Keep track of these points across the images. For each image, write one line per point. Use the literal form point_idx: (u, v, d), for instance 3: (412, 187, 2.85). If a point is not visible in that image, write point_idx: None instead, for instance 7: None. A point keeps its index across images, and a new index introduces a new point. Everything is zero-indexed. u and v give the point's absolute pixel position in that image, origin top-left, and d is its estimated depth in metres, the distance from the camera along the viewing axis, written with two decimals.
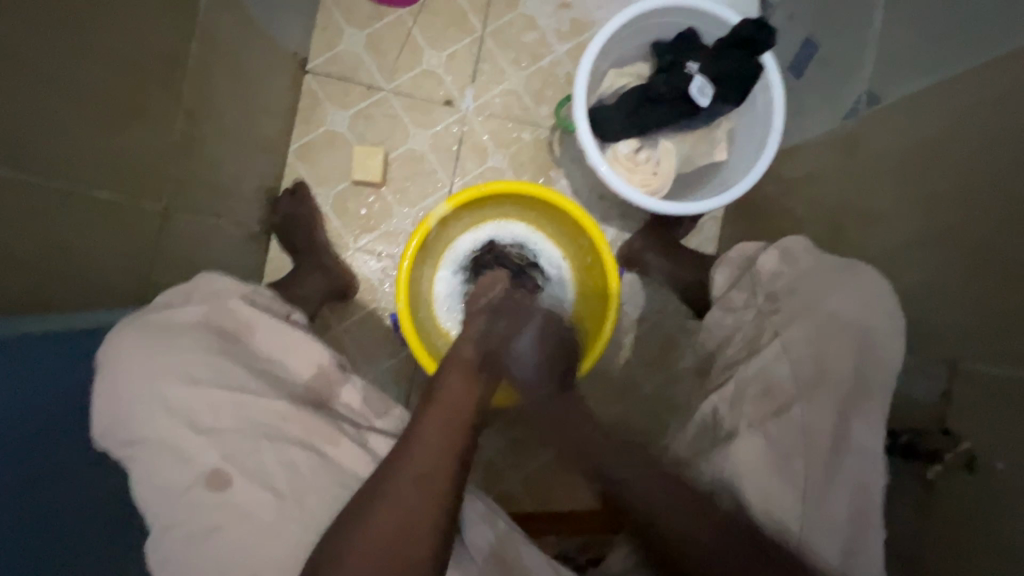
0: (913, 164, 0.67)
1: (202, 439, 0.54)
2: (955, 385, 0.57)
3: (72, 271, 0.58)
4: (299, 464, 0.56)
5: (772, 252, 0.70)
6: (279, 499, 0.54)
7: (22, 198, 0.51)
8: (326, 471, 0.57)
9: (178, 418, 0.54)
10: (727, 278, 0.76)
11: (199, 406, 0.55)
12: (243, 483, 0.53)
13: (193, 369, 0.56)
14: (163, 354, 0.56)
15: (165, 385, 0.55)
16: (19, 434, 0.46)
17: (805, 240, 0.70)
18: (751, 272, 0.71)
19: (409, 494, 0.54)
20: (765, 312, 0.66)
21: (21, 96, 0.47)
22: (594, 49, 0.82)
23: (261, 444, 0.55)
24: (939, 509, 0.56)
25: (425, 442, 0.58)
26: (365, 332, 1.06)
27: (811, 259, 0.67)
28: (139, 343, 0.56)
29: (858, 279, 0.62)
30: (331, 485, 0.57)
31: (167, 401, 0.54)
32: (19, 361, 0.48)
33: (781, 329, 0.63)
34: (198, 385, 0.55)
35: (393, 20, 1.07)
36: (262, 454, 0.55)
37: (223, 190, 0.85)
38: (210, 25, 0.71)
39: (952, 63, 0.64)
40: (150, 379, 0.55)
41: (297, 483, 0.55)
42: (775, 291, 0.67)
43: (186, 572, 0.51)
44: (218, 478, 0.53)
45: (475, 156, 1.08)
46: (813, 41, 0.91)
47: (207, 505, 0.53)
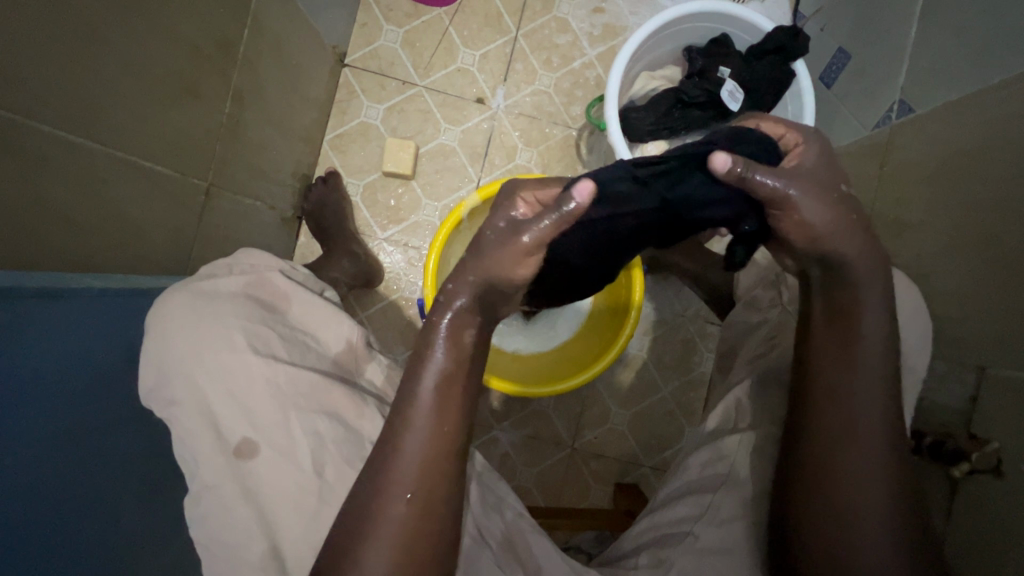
0: (944, 172, 0.67)
1: (242, 403, 0.57)
2: (982, 391, 0.57)
3: (122, 239, 0.62)
4: (325, 435, 0.57)
5: None
6: (304, 469, 0.56)
7: (85, 164, 0.54)
8: (350, 444, 0.58)
9: (218, 382, 0.56)
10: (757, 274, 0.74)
11: (238, 370, 0.57)
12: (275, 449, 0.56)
13: (234, 336, 0.58)
14: (208, 319, 0.58)
15: (209, 348, 0.57)
16: (64, 386, 0.49)
17: None
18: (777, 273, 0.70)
19: (401, 518, 0.46)
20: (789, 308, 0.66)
21: (91, 70, 0.51)
22: (628, 50, 0.83)
23: (290, 413, 0.57)
24: (962, 515, 0.56)
25: (407, 455, 0.48)
26: (388, 321, 1.08)
27: None
28: (185, 309, 0.59)
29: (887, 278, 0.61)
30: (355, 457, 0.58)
31: (208, 365, 0.57)
32: (74, 315, 0.52)
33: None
34: (238, 352, 0.57)
35: (430, 19, 1.10)
36: (289, 423, 0.57)
37: (263, 174, 0.88)
38: (262, 13, 0.74)
39: (985, 73, 0.64)
40: (194, 343, 0.57)
41: (322, 454, 0.57)
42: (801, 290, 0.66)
43: (221, 531, 0.54)
44: (249, 444, 0.56)
45: (503, 153, 1.10)
46: (845, 51, 0.92)
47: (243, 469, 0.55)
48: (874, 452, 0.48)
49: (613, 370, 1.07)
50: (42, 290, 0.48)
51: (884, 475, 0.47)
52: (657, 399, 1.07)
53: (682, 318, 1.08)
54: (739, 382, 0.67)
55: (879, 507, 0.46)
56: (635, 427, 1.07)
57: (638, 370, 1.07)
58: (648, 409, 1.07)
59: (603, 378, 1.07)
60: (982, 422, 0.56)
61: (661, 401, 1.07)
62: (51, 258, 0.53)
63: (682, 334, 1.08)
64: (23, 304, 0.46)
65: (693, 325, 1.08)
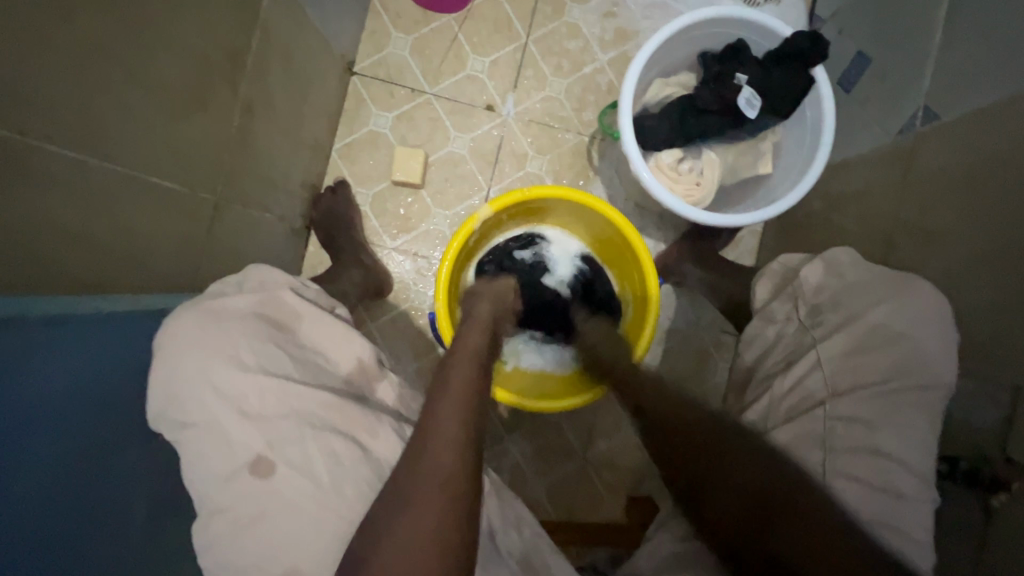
0: (975, 182, 0.64)
1: (248, 425, 0.55)
2: (1017, 411, 0.55)
3: (128, 257, 0.60)
4: (341, 454, 0.57)
5: (817, 264, 0.69)
6: (319, 490, 0.55)
7: (92, 182, 0.53)
8: (365, 464, 0.58)
9: (227, 402, 0.55)
10: (768, 288, 0.75)
11: (248, 391, 0.55)
12: (284, 472, 0.55)
13: (245, 356, 0.57)
14: (217, 336, 0.57)
15: (215, 367, 0.55)
16: (68, 413, 0.47)
17: (852, 252, 0.69)
18: (793, 286, 0.70)
19: (416, 521, 0.46)
20: (808, 324, 0.66)
21: (96, 84, 0.50)
22: (642, 58, 0.82)
23: (307, 433, 0.56)
24: (997, 540, 0.54)
25: (423, 457, 0.50)
26: (398, 331, 1.06)
27: (858, 270, 0.67)
28: (196, 324, 0.57)
29: (907, 289, 0.62)
30: (370, 480, 0.57)
31: (219, 387, 0.55)
32: (77, 340, 0.51)
33: (821, 342, 0.63)
34: (250, 371, 0.56)
35: (439, 26, 1.08)
36: (305, 443, 0.56)
37: (272, 185, 0.87)
38: (270, 24, 0.73)
39: (1020, 78, 0.61)
40: (204, 361, 0.55)
41: (340, 474, 0.56)
42: (819, 304, 0.67)
43: (230, 555, 0.53)
44: (264, 464, 0.54)
45: (514, 161, 1.09)
46: (865, 56, 0.90)
47: (251, 493, 0.54)
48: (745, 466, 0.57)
49: None
50: (50, 317, 0.48)
51: (767, 478, 0.55)
52: None
53: (696, 328, 1.06)
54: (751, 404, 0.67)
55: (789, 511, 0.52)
56: None
57: None
58: None
59: None
60: (1018, 443, 0.53)
61: None
62: (54, 282, 0.52)
63: (697, 344, 1.06)
64: (26, 329, 0.46)
65: (708, 335, 1.06)
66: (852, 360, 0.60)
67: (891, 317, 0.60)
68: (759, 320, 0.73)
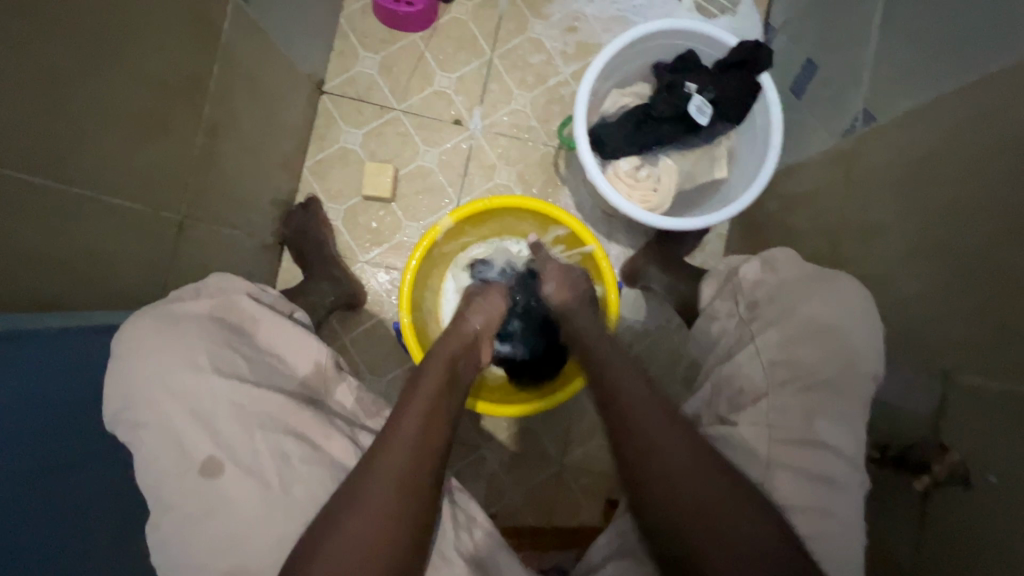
0: (910, 180, 0.67)
1: (199, 426, 0.56)
2: (948, 399, 0.56)
3: (89, 276, 0.62)
4: (291, 454, 0.58)
5: (755, 262, 0.73)
6: (271, 487, 0.56)
7: (56, 205, 0.55)
8: (318, 462, 0.59)
9: (181, 402, 0.57)
10: (713, 289, 0.79)
11: (199, 393, 0.57)
12: (232, 471, 0.55)
13: (198, 358, 0.58)
14: (171, 340, 0.59)
15: (171, 370, 0.57)
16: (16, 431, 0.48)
17: (790, 252, 0.73)
18: (733, 282, 0.75)
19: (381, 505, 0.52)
20: (745, 320, 0.70)
21: (59, 111, 0.52)
22: (595, 70, 0.84)
23: (256, 432, 0.57)
24: (933, 526, 0.55)
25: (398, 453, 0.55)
26: (371, 342, 1.08)
27: (791, 268, 0.70)
28: (153, 329, 0.59)
29: (834, 285, 0.66)
30: (320, 476, 0.58)
31: (172, 388, 0.57)
32: (27, 359, 0.52)
33: (758, 334, 0.66)
34: (202, 372, 0.58)
35: (406, 44, 1.12)
36: (255, 442, 0.57)
37: (240, 203, 0.89)
38: (232, 49, 0.76)
39: (946, 81, 0.64)
40: (158, 364, 0.57)
41: (288, 473, 0.57)
42: (755, 300, 0.70)
43: (180, 558, 0.54)
44: (212, 464, 0.55)
45: (482, 173, 1.11)
46: (812, 63, 0.93)
47: (200, 491, 0.55)
48: (688, 462, 0.57)
49: None
50: (1, 330, 0.50)
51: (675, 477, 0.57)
52: None
53: (665, 330, 1.08)
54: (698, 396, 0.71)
55: (706, 491, 0.56)
56: None
57: None
58: None
59: (588, 392, 1.07)
60: (949, 429, 0.55)
61: None
62: (11, 301, 0.53)
63: (665, 346, 1.08)
64: None
65: (677, 337, 1.08)
66: (795, 354, 0.63)
67: (820, 312, 0.64)
68: (705, 319, 0.77)
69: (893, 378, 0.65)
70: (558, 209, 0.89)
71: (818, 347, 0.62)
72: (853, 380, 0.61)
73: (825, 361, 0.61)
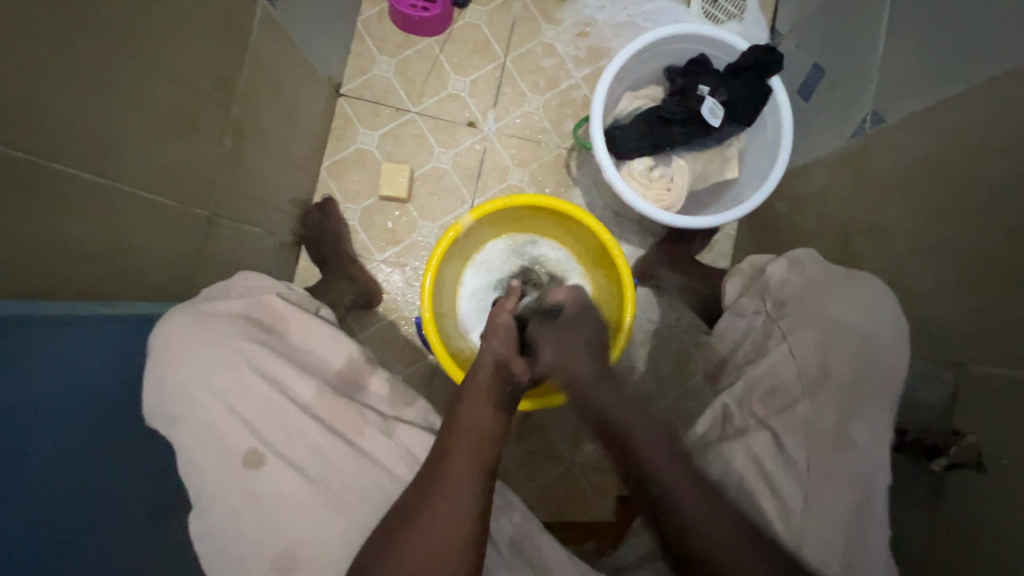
0: (917, 179, 0.69)
1: (240, 423, 0.58)
2: (960, 387, 0.58)
3: (123, 268, 0.64)
4: (331, 447, 0.60)
5: (782, 263, 0.76)
6: (313, 480, 0.58)
7: (94, 198, 0.57)
8: (357, 454, 0.61)
9: (225, 399, 0.58)
10: (738, 286, 0.84)
11: (241, 391, 0.59)
12: (276, 464, 0.58)
13: (238, 356, 0.60)
14: (212, 342, 0.60)
15: (213, 369, 0.59)
16: (61, 417, 0.50)
17: (813, 252, 0.76)
18: (761, 282, 0.78)
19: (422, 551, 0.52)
20: (774, 317, 0.73)
21: (95, 107, 0.54)
22: (610, 73, 0.87)
23: (295, 429, 0.60)
24: (947, 512, 0.57)
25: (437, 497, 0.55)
26: (387, 341, 1.09)
27: (817, 269, 0.73)
28: (194, 330, 0.60)
29: (857, 284, 0.68)
30: (358, 468, 0.61)
31: (213, 386, 0.58)
32: (71, 347, 0.54)
33: (789, 333, 0.69)
34: (241, 372, 0.60)
35: (421, 48, 1.14)
36: (296, 436, 0.60)
37: (262, 202, 0.91)
38: (258, 51, 0.78)
39: (951, 83, 0.67)
40: (198, 363, 0.59)
41: (326, 468, 0.59)
42: (783, 299, 0.73)
43: (225, 546, 0.55)
44: (255, 457, 0.58)
45: (495, 174, 1.13)
46: (819, 67, 0.96)
47: (244, 483, 0.57)
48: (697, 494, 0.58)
49: None
50: (60, 314, 0.53)
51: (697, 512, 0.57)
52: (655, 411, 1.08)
53: (675, 329, 1.10)
54: (726, 389, 0.75)
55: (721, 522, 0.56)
56: None
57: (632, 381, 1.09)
58: None
59: None
60: (962, 418, 0.57)
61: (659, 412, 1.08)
62: (55, 290, 0.56)
63: (676, 344, 1.10)
64: (31, 330, 0.50)
65: (687, 335, 1.10)
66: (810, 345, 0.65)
67: (834, 307, 0.67)
68: (731, 316, 0.82)
69: (904, 370, 0.67)
70: (575, 206, 0.90)
71: (834, 338, 0.64)
72: (870, 376, 0.62)
73: (840, 352, 0.63)
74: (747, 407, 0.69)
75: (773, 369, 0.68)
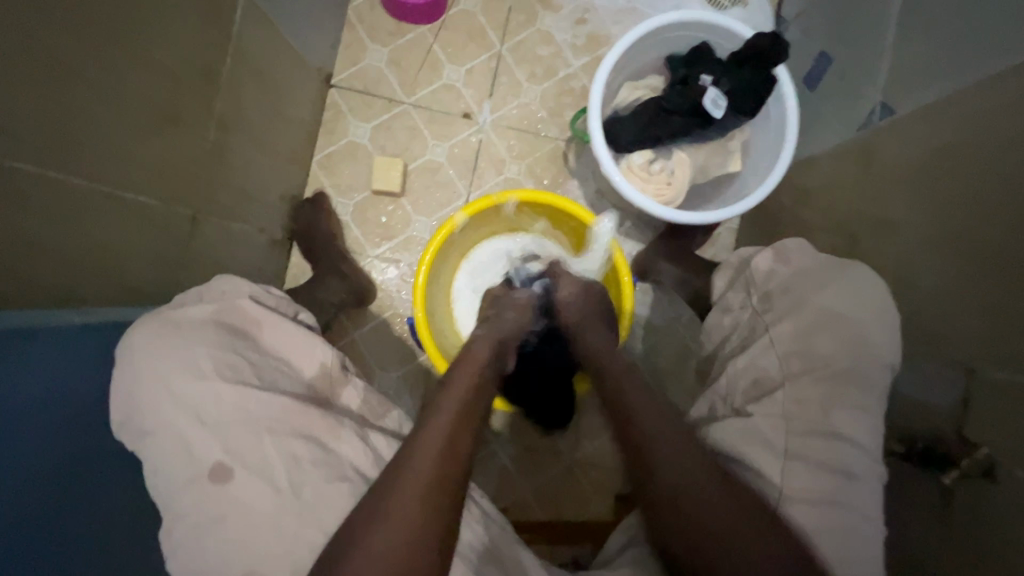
0: (927, 173, 0.67)
1: (205, 433, 0.56)
2: (971, 393, 0.56)
3: (104, 271, 0.61)
4: (302, 457, 0.58)
5: (766, 253, 0.74)
6: (281, 491, 0.55)
7: (72, 202, 0.55)
8: (327, 465, 0.58)
9: (188, 408, 0.56)
10: (726, 281, 0.81)
11: (205, 399, 0.57)
12: (242, 476, 0.55)
13: (202, 364, 0.58)
14: (177, 348, 0.58)
15: (175, 377, 0.57)
16: (28, 431, 0.48)
17: (802, 242, 0.73)
18: (745, 274, 0.76)
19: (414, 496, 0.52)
20: (758, 310, 0.71)
21: (72, 105, 0.51)
22: (609, 62, 0.83)
23: (263, 438, 0.57)
24: (956, 520, 0.55)
25: (427, 453, 0.56)
26: (381, 338, 1.07)
27: (804, 259, 0.71)
28: (155, 337, 0.59)
29: (847, 274, 0.66)
30: (330, 476, 0.58)
31: (178, 397, 0.56)
32: (43, 357, 0.52)
33: (774, 326, 0.67)
34: (206, 379, 0.57)
35: (414, 37, 1.10)
36: (264, 446, 0.57)
37: (251, 198, 0.89)
38: (242, 40, 0.74)
39: (967, 73, 0.64)
40: (161, 372, 0.57)
41: (296, 474, 0.57)
42: (767, 291, 0.71)
43: (194, 562, 0.53)
44: (222, 470, 0.55)
45: (491, 167, 1.10)
46: (826, 55, 0.93)
47: (209, 498, 0.54)
48: (695, 468, 0.58)
49: None
50: (20, 326, 0.50)
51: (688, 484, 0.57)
52: None
53: (675, 325, 1.08)
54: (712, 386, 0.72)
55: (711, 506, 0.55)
56: None
57: None
58: None
59: None
60: (973, 425, 0.55)
61: None
62: (31, 297, 0.53)
63: (676, 340, 1.08)
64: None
65: (687, 331, 1.08)
66: (815, 346, 0.62)
67: (837, 302, 0.64)
68: (718, 312, 0.79)
69: (911, 371, 0.65)
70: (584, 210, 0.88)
71: (837, 339, 0.62)
72: (877, 378, 0.60)
73: (846, 356, 0.61)
74: (733, 400, 0.67)
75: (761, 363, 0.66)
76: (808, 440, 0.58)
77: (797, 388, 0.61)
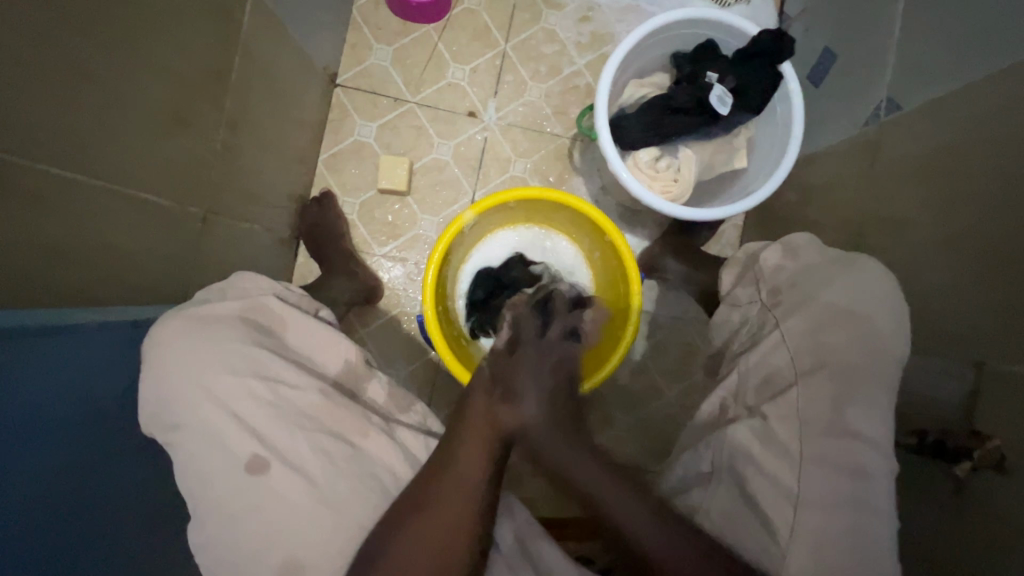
0: (935, 168, 0.67)
1: (240, 425, 0.56)
2: (982, 385, 0.57)
3: (120, 271, 0.62)
4: (332, 451, 0.58)
5: (776, 248, 0.75)
6: (313, 486, 0.56)
7: (87, 200, 0.55)
8: (358, 462, 0.59)
9: (221, 403, 0.57)
10: (733, 277, 0.82)
11: (238, 394, 0.57)
12: (280, 470, 0.56)
13: (234, 361, 0.59)
14: (208, 344, 0.59)
15: (206, 372, 0.57)
16: (56, 428, 0.49)
17: (811, 237, 0.74)
18: (755, 269, 0.77)
19: (445, 517, 0.55)
20: (769, 305, 0.72)
21: (85, 105, 0.52)
22: (615, 59, 0.84)
23: (298, 433, 0.58)
24: (969, 511, 0.56)
25: (461, 461, 0.59)
26: (389, 337, 1.08)
27: (811, 253, 0.72)
28: (186, 333, 0.59)
29: (855, 266, 0.67)
30: (362, 472, 0.59)
31: (211, 392, 0.57)
32: (71, 355, 0.52)
33: (782, 321, 0.68)
34: (241, 376, 0.58)
35: (419, 36, 1.11)
36: (297, 440, 0.57)
37: (259, 197, 0.89)
38: (251, 40, 0.75)
39: (974, 68, 0.64)
40: (194, 367, 0.57)
41: (331, 469, 0.57)
42: (777, 285, 0.72)
43: (224, 556, 0.54)
44: (258, 464, 0.55)
45: (497, 165, 1.11)
46: (831, 51, 0.93)
47: (241, 490, 0.55)
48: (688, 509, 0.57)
49: (618, 375, 1.07)
50: (53, 322, 0.51)
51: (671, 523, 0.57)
52: (661, 404, 1.07)
53: (681, 322, 1.08)
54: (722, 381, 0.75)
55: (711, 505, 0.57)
56: (640, 435, 1.06)
57: (638, 374, 1.07)
58: (652, 414, 1.07)
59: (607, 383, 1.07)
60: (985, 418, 0.56)
61: (666, 405, 1.07)
62: (55, 297, 0.54)
63: (683, 337, 1.08)
64: (33, 342, 0.48)
65: (693, 329, 1.08)
66: (824, 341, 0.63)
67: (846, 297, 0.64)
68: (726, 308, 0.81)
69: (921, 365, 0.66)
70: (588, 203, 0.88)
71: (845, 333, 0.62)
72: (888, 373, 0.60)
73: (855, 351, 0.61)
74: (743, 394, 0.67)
75: (769, 357, 0.67)
76: (820, 432, 0.59)
77: (807, 382, 0.62)
